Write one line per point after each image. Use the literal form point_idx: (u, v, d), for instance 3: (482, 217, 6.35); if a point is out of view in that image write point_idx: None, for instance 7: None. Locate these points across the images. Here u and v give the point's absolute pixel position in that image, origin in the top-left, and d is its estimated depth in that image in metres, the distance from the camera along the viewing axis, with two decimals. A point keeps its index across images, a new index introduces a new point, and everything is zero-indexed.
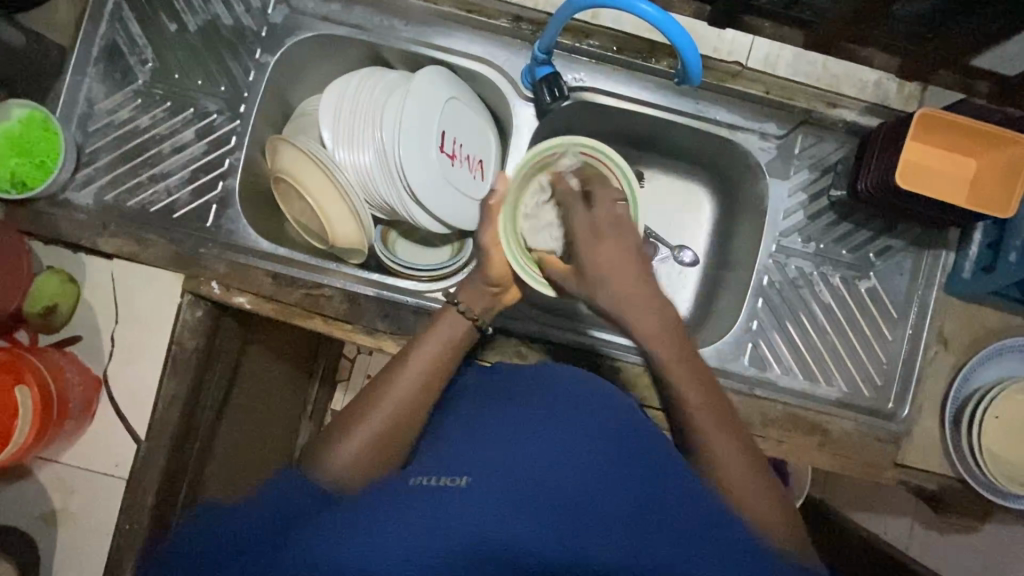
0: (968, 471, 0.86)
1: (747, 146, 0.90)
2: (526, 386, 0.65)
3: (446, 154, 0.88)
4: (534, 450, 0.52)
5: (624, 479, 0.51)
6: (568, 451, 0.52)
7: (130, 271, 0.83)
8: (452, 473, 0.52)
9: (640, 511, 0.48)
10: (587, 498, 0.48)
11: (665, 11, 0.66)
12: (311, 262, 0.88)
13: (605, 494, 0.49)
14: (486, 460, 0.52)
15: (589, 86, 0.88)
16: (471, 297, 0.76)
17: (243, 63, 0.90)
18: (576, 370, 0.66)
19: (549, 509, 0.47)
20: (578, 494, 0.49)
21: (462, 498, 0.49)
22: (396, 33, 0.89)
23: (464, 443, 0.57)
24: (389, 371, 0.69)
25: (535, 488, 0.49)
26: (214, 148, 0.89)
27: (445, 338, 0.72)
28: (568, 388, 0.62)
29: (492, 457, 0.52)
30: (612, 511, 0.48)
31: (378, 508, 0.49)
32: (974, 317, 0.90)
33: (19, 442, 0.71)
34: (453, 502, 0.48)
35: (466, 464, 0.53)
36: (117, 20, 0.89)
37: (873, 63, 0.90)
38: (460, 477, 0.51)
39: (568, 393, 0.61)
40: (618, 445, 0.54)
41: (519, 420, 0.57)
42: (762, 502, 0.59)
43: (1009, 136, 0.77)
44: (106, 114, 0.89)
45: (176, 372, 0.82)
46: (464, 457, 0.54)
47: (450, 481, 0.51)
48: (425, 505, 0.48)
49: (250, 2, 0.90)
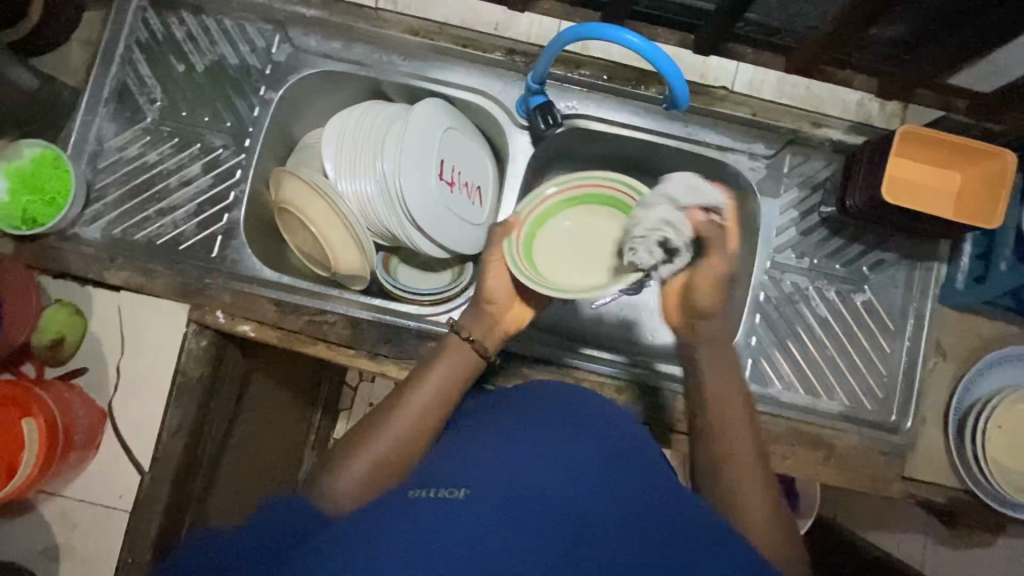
0: (975, 482, 0.86)
1: (736, 166, 0.92)
2: (521, 400, 0.66)
3: (445, 182, 0.90)
4: (530, 463, 0.53)
5: (621, 495, 0.52)
6: (564, 466, 0.53)
7: (137, 303, 0.84)
8: (452, 485, 0.52)
9: (639, 527, 0.50)
10: (584, 513, 0.49)
11: (651, 40, 0.69)
12: (314, 288, 0.90)
13: (601, 505, 0.50)
14: (487, 474, 0.53)
15: (581, 114, 0.92)
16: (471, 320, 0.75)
17: (248, 99, 0.93)
18: (570, 386, 0.67)
19: (550, 522, 0.48)
20: (573, 505, 0.50)
21: (465, 509, 0.48)
22: (395, 68, 0.93)
23: (461, 457, 0.57)
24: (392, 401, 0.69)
25: (536, 496, 0.50)
26: (220, 182, 0.92)
27: (445, 367, 0.71)
28: (565, 403, 0.63)
29: (491, 470, 0.53)
30: (613, 526, 0.49)
31: (376, 522, 0.48)
32: (970, 326, 0.91)
33: (24, 476, 0.71)
34: (456, 518, 0.48)
35: (465, 476, 0.53)
36: (128, 62, 0.93)
37: (853, 84, 0.93)
38: (458, 489, 0.51)
39: (563, 410, 0.62)
40: (613, 461, 0.55)
41: (518, 436, 0.58)
42: (763, 527, 0.61)
43: (991, 150, 0.80)
44: (116, 151, 0.92)
45: (180, 401, 0.83)
46: (463, 469, 0.54)
47: (451, 493, 0.50)
48: (426, 517, 0.48)
49: (254, 43, 0.94)
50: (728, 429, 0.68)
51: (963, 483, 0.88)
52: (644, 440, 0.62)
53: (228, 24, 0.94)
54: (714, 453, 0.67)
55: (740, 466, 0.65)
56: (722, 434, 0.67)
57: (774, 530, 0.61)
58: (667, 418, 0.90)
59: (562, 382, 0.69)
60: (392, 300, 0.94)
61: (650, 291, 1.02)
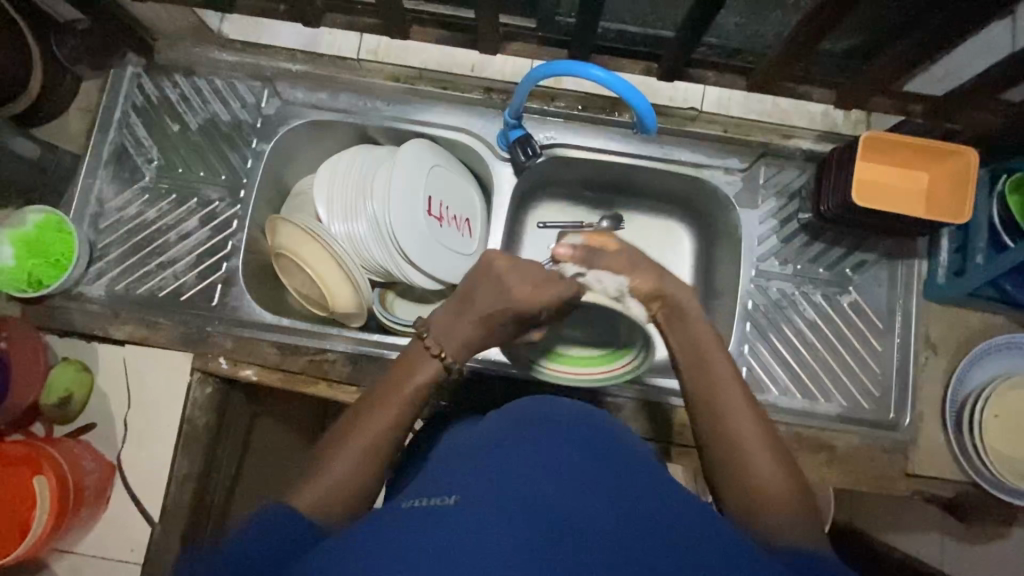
0: (977, 472, 0.87)
1: (713, 182, 0.96)
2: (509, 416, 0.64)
3: (433, 217, 0.93)
4: (520, 471, 0.52)
5: (606, 495, 0.51)
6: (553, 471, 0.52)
7: (142, 355, 0.87)
8: (442, 494, 0.51)
9: (619, 521, 0.49)
10: (574, 513, 0.49)
11: (615, 72, 0.73)
12: (312, 328, 0.92)
13: (594, 504, 0.50)
14: (475, 483, 0.52)
15: (560, 143, 0.96)
16: (444, 336, 0.70)
17: (241, 152, 0.97)
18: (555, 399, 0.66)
19: (534, 519, 0.47)
20: (559, 503, 0.49)
21: (452, 512, 0.48)
22: (380, 113, 0.97)
23: (448, 473, 0.56)
24: (355, 417, 0.66)
25: (523, 496, 0.49)
26: (217, 232, 0.95)
27: (410, 385, 0.68)
28: (550, 410, 0.63)
29: (481, 478, 0.52)
30: (598, 522, 0.48)
31: (368, 533, 0.47)
32: (955, 320, 0.93)
33: (37, 533, 0.73)
34: (443, 522, 0.47)
35: (456, 487, 0.52)
36: (125, 126, 0.97)
37: (814, 97, 0.98)
38: (449, 497, 0.50)
39: (546, 419, 0.61)
40: (600, 461, 0.55)
41: (505, 449, 0.56)
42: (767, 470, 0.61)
43: (953, 148, 0.84)
44: (116, 211, 0.95)
45: (188, 449, 0.84)
46: (453, 481, 0.53)
47: (441, 501, 0.50)
48: (415, 524, 0.47)
49: (244, 99, 0.98)
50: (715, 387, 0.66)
51: (967, 474, 0.89)
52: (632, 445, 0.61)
53: (219, 83, 0.99)
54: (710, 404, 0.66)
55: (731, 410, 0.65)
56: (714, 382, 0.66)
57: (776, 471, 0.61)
58: (667, 431, 0.91)
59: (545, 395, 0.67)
60: (389, 333, 0.95)
61: None
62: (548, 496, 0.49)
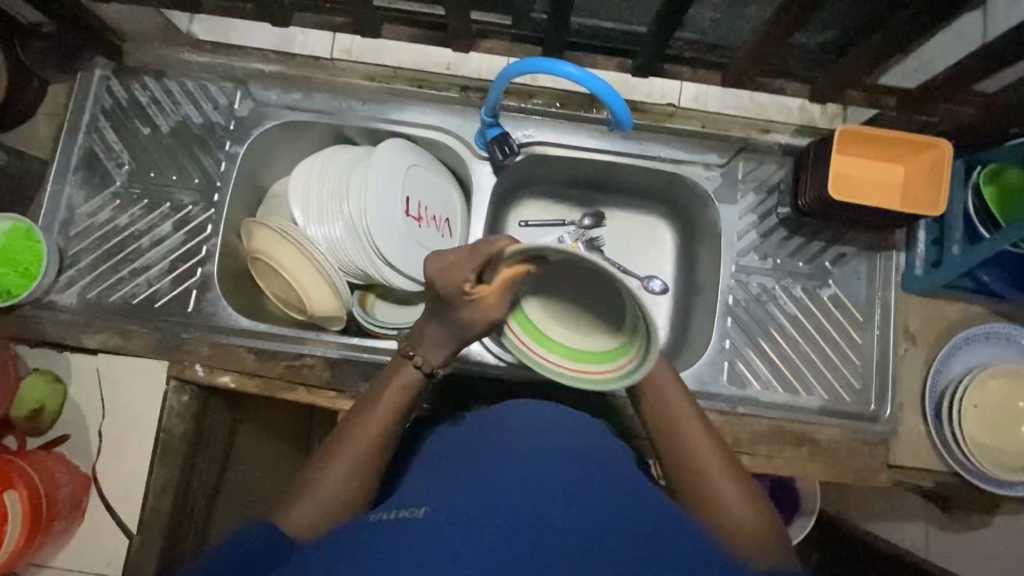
0: (957, 462, 0.87)
1: (692, 177, 0.96)
2: (486, 426, 0.65)
3: (411, 217, 0.92)
4: (493, 477, 0.53)
5: (576, 497, 0.50)
6: (524, 477, 0.52)
7: (115, 364, 0.85)
8: (413, 505, 0.51)
9: (590, 521, 0.48)
10: (543, 515, 0.47)
11: (588, 69, 0.73)
12: (291, 333, 0.91)
13: (563, 504, 0.49)
14: (445, 494, 0.52)
15: (538, 141, 0.95)
16: (427, 349, 0.72)
17: (214, 155, 0.95)
18: (534, 406, 0.67)
19: (500, 522, 0.46)
20: (527, 509, 0.48)
21: (419, 525, 0.47)
22: (355, 113, 0.96)
23: (419, 487, 0.56)
24: (344, 430, 0.68)
25: (492, 504, 0.49)
26: (191, 237, 0.93)
27: (393, 391, 0.70)
28: (525, 419, 0.63)
29: (451, 489, 0.52)
30: (569, 525, 0.47)
31: (336, 546, 0.47)
32: (934, 311, 0.94)
33: (10, 547, 0.71)
34: (412, 535, 0.46)
35: (427, 498, 0.52)
36: (94, 130, 0.95)
37: (791, 91, 0.98)
38: (418, 508, 0.50)
39: (523, 427, 0.61)
40: (573, 464, 0.55)
41: (478, 460, 0.57)
42: (733, 500, 0.62)
43: (927, 140, 0.84)
44: (86, 217, 0.93)
45: (165, 458, 0.83)
46: (424, 493, 0.53)
47: (411, 512, 0.50)
48: (381, 536, 0.46)
49: (216, 101, 0.96)
50: (674, 422, 0.69)
51: (947, 464, 0.90)
52: (607, 449, 0.62)
53: (190, 85, 0.97)
54: (671, 442, 0.68)
55: (693, 446, 0.67)
56: (669, 416, 0.69)
57: (746, 498, 0.62)
58: None
59: (521, 402, 0.68)
60: (370, 337, 0.95)
61: None
62: (517, 501, 0.49)
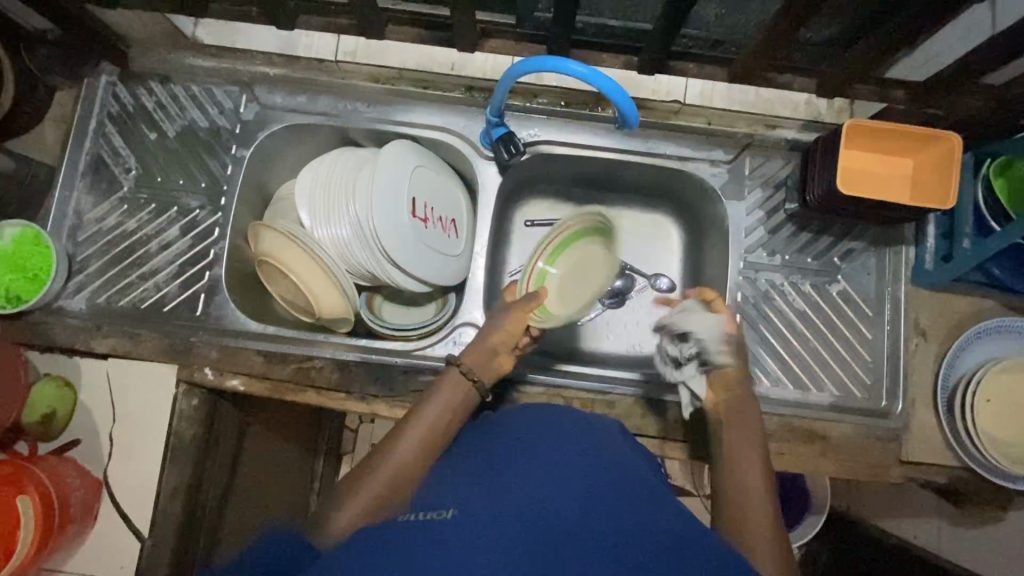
0: (971, 457, 0.87)
1: (699, 174, 0.95)
2: (507, 426, 0.65)
3: (418, 218, 0.92)
4: (520, 480, 0.53)
5: (599, 504, 0.51)
6: (552, 481, 0.53)
7: (125, 369, 0.86)
8: (440, 507, 0.51)
9: (616, 528, 0.49)
10: (572, 524, 0.49)
11: (594, 67, 0.72)
12: (300, 336, 0.91)
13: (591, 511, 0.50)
14: (471, 495, 0.52)
15: (544, 140, 0.95)
16: (479, 364, 0.80)
17: (220, 159, 0.96)
18: (556, 408, 0.68)
19: (532, 533, 0.47)
20: (553, 511, 0.49)
21: (450, 530, 0.47)
22: (360, 115, 0.96)
23: (443, 484, 0.56)
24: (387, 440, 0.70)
25: (517, 508, 0.50)
26: (199, 241, 0.94)
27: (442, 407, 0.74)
28: (546, 422, 0.64)
29: (478, 490, 0.52)
30: (589, 534, 0.48)
31: (368, 548, 0.47)
32: (945, 305, 0.93)
33: (23, 553, 0.71)
34: (441, 537, 0.47)
35: (452, 499, 0.52)
36: (101, 135, 0.96)
37: (796, 86, 0.98)
38: (446, 510, 0.50)
39: (545, 430, 0.62)
40: (597, 467, 0.56)
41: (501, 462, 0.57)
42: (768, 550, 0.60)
43: (936, 133, 0.83)
44: (95, 222, 0.94)
45: (177, 462, 0.83)
46: (450, 494, 0.53)
47: (439, 514, 0.50)
48: (414, 541, 0.47)
49: (222, 105, 0.97)
50: (738, 457, 0.70)
51: (960, 460, 0.89)
52: (626, 450, 0.62)
53: (196, 90, 0.97)
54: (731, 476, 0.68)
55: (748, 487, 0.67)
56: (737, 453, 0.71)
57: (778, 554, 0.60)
58: (661, 427, 0.90)
59: (548, 405, 0.69)
60: (379, 339, 0.95)
61: (633, 304, 1.03)
62: (546, 508, 0.50)
